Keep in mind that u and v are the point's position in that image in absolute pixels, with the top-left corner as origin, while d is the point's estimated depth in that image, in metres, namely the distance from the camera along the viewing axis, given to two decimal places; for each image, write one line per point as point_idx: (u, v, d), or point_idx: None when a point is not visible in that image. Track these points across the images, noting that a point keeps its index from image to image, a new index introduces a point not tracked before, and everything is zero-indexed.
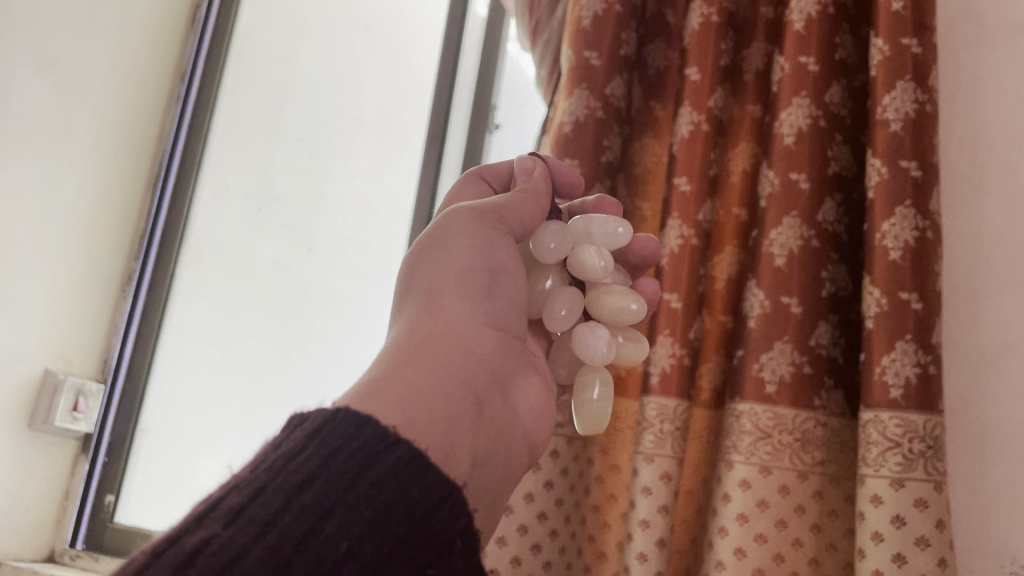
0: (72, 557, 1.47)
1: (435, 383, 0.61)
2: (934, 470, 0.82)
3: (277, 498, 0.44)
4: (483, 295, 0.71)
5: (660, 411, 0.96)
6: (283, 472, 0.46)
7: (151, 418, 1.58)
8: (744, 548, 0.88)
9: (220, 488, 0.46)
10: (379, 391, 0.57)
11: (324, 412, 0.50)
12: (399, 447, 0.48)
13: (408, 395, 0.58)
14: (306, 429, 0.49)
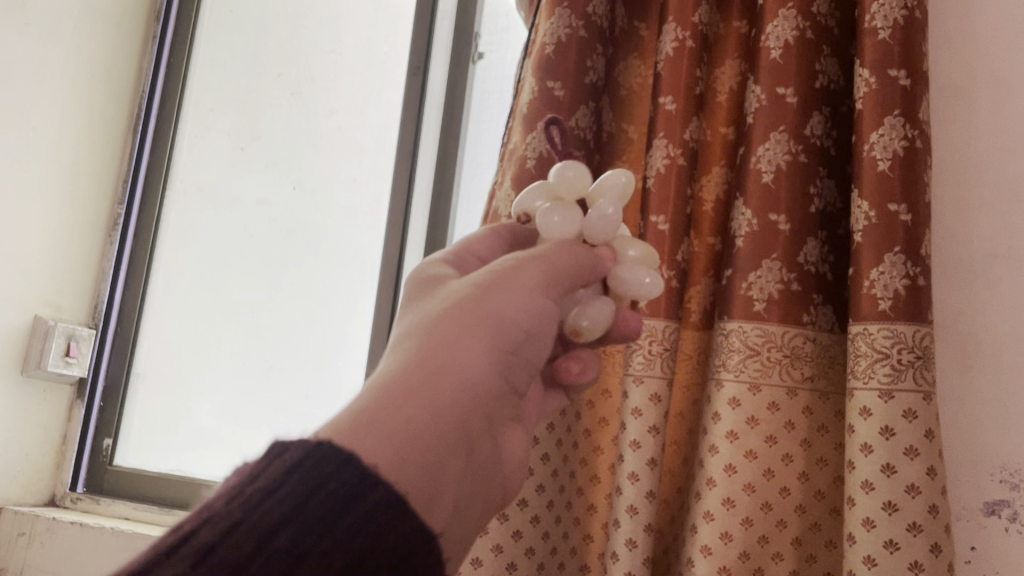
0: (73, 501, 1.49)
1: (453, 397, 0.53)
2: (923, 381, 0.82)
3: (249, 541, 0.41)
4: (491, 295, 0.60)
5: (649, 333, 0.96)
6: (259, 509, 0.42)
7: (144, 360, 1.58)
8: (733, 465, 0.89)
9: (191, 518, 0.43)
10: (376, 414, 0.49)
11: (307, 443, 0.46)
12: (380, 488, 0.45)
13: (413, 416, 0.50)
14: (286, 461, 0.45)
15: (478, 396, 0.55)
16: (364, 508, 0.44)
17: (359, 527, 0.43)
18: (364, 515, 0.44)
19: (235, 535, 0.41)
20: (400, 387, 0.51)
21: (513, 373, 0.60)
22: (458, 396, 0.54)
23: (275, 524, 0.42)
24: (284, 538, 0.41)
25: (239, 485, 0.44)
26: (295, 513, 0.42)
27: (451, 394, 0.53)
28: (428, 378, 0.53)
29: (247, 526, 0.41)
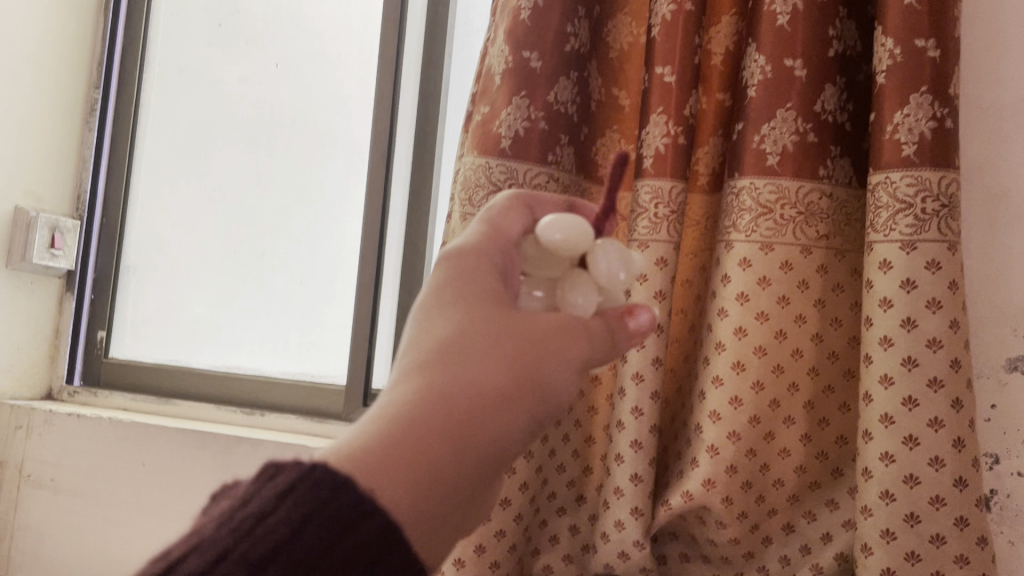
0: (72, 394, 1.47)
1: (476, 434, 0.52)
2: (949, 230, 0.77)
3: (241, 570, 0.40)
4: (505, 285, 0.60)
5: (654, 194, 0.90)
6: (250, 537, 0.41)
7: (134, 252, 1.54)
8: (744, 328, 0.85)
9: (181, 542, 0.42)
10: (404, 459, 0.47)
11: (301, 464, 0.45)
12: (376, 517, 0.44)
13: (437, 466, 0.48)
14: (278, 485, 0.44)
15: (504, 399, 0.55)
16: (356, 539, 0.42)
17: (351, 560, 0.42)
18: (356, 548, 0.42)
19: (226, 564, 0.40)
20: (429, 388, 0.52)
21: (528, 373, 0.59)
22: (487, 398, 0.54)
23: (264, 557, 0.41)
24: (276, 571, 0.40)
25: (232, 509, 0.43)
26: (285, 548, 0.41)
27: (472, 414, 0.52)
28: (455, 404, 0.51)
29: (237, 556, 0.40)
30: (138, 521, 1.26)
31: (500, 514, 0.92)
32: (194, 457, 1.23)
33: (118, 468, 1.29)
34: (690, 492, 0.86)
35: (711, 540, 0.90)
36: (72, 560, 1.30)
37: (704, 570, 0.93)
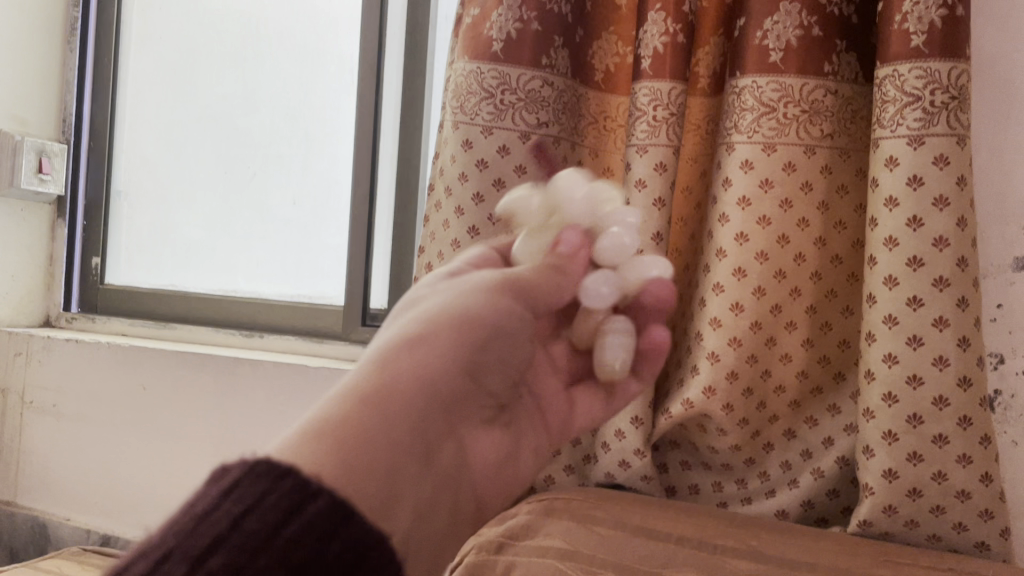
0: (69, 320, 1.47)
1: (411, 416, 0.54)
2: (957, 124, 0.74)
3: (182, 565, 0.41)
4: (465, 303, 0.60)
5: (653, 97, 0.87)
6: (192, 535, 0.43)
7: (125, 177, 1.51)
8: (745, 233, 0.83)
9: (130, 552, 0.43)
10: (319, 439, 0.49)
11: (242, 463, 0.47)
12: (318, 497, 0.46)
13: (372, 440, 0.51)
14: (221, 484, 0.46)
15: (435, 399, 0.56)
16: (299, 521, 0.44)
17: (297, 539, 0.43)
18: (302, 528, 0.44)
19: (168, 563, 0.41)
20: (373, 391, 0.53)
21: (477, 367, 0.60)
22: (418, 397, 0.55)
23: (207, 547, 0.42)
24: (216, 561, 0.41)
25: (178, 513, 0.45)
26: (227, 537, 0.43)
27: (406, 398, 0.54)
28: (394, 389, 0.54)
29: (179, 553, 0.42)
30: (142, 442, 1.27)
31: None
32: (195, 380, 1.23)
33: (119, 391, 1.29)
34: (690, 400, 0.86)
35: (712, 447, 0.90)
36: (78, 482, 1.32)
37: (705, 477, 0.93)
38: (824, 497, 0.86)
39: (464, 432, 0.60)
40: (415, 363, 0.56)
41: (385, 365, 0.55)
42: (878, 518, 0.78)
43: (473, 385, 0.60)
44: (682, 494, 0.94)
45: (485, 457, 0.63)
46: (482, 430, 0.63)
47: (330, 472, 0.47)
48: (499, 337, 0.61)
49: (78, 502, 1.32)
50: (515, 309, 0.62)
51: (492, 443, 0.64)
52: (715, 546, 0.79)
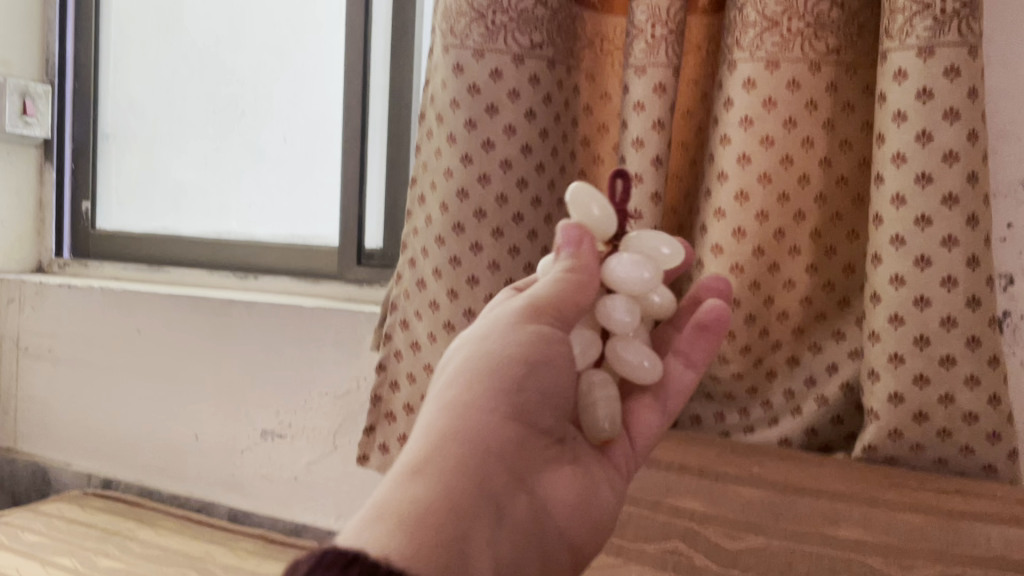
0: (61, 267, 1.46)
1: (466, 476, 0.48)
2: (968, 32, 0.71)
3: None
4: (501, 341, 0.55)
5: (651, 14, 0.83)
6: None
7: (112, 119, 1.48)
8: (748, 155, 0.80)
9: None
10: (385, 515, 0.44)
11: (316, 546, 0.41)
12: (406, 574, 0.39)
13: (433, 506, 0.45)
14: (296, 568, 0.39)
15: (488, 449, 0.51)
16: None
17: None
18: None
19: None
20: (422, 460, 0.49)
21: (525, 409, 0.55)
22: (467, 451, 0.50)
23: None
24: None
25: None
26: None
27: (456, 462, 0.49)
28: (441, 453, 0.49)
29: None
30: (139, 386, 1.26)
31: None
32: (189, 323, 1.22)
33: (113, 336, 1.27)
34: None
35: (714, 376, 0.88)
36: (77, 427, 1.31)
37: (706, 408, 0.91)
38: (827, 423, 0.85)
39: (526, 475, 0.54)
40: (457, 422, 0.51)
41: (431, 436, 0.50)
42: (882, 442, 0.77)
43: (525, 427, 0.55)
44: (684, 423, 0.92)
45: (560, 496, 0.57)
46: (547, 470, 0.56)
47: (397, 548, 0.42)
48: (543, 365, 0.55)
49: (78, 446, 1.31)
50: (551, 330, 0.56)
51: (565, 480, 0.57)
52: (717, 474, 0.78)
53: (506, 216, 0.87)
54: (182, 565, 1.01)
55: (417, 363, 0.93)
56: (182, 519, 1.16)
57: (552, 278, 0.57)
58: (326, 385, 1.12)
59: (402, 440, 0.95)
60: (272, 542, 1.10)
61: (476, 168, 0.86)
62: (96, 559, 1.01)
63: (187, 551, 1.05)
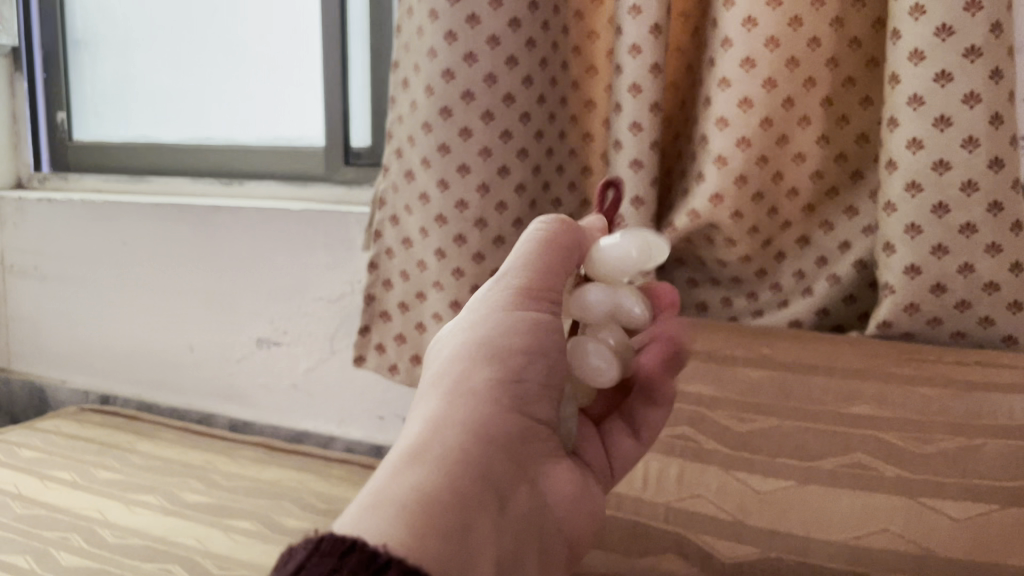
0: (41, 182, 1.43)
1: (464, 463, 0.45)
2: None
3: None
4: (495, 327, 0.51)
5: None
6: None
7: (81, 24, 1.40)
8: (754, 17, 0.74)
9: None
10: (386, 504, 0.40)
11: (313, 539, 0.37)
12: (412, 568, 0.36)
13: (435, 494, 0.42)
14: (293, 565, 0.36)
15: (489, 438, 0.47)
16: None
17: None
18: None
19: None
20: (421, 449, 0.45)
21: (522, 398, 0.50)
22: (467, 440, 0.46)
23: None
24: None
25: None
26: None
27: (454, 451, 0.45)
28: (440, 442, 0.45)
29: None
30: (129, 299, 1.23)
31: (494, 253, 0.85)
32: (174, 233, 1.17)
33: (99, 249, 1.23)
34: (696, 210, 0.80)
35: (720, 261, 0.85)
36: (69, 342, 1.29)
37: (713, 293, 0.89)
38: (840, 304, 0.82)
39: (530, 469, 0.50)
40: (457, 411, 0.48)
41: (431, 425, 0.47)
42: (897, 317, 0.74)
43: (524, 415, 0.50)
44: (689, 312, 0.90)
45: (559, 489, 0.52)
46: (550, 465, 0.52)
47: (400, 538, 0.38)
48: (540, 354, 0.51)
49: (72, 362, 1.29)
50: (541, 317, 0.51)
51: (567, 475, 0.53)
52: (724, 357, 0.75)
53: (497, 99, 0.82)
54: (182, 474, 1.00)
55: (410, 260, 0.89)
56: (182, 430, 1.14)
57: (528, 252, 0.52)
58: (319, 290, 1.09)
59: (398, 339, 0.92)
60: (273, 449, 1.08)
61: (462, 46, 0.80)
62: (94, 471, 0.99)
63: (187, 460, 1.04)
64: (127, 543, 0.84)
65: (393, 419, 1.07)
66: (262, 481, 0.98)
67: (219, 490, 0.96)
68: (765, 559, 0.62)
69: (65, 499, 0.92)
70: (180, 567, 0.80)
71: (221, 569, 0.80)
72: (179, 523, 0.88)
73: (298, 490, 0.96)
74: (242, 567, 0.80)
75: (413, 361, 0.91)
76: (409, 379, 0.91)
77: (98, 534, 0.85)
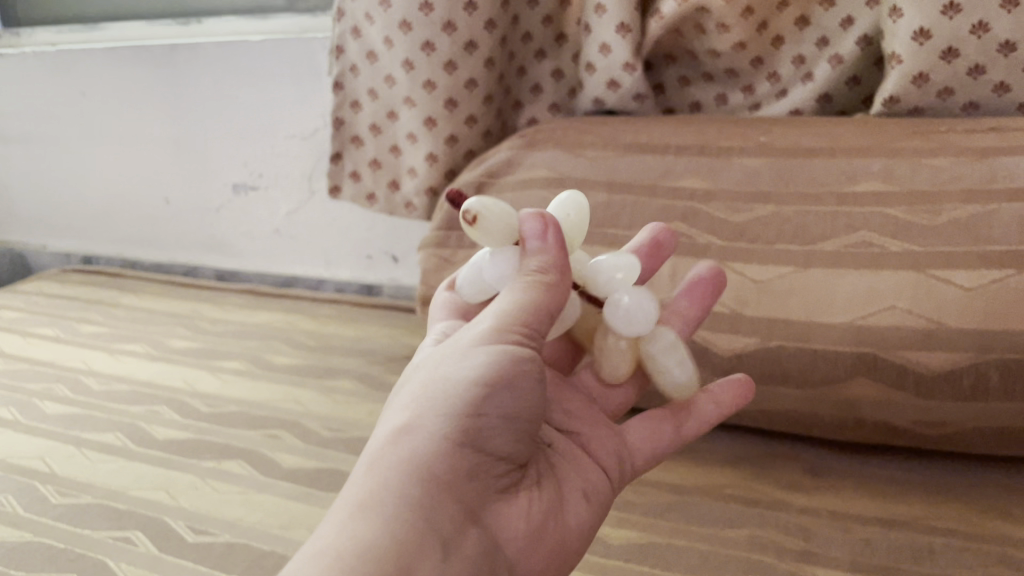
0: None
1: (399, 538, 0.32)
2: None
3: None
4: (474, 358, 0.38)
5: None
6: None
7: None
8: None
9: None
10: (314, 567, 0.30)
11: None
12: None
13: (365, 551, 0.31)
14: None
15: (443, 493, 0.34)
16: None
17: None
18: None
19: None
20: (368, 505, 0.33)
21: (480, 445, 0.37)
22: (417, 492, 0.34)
23: None
24: None
25: None
26: None
27: (393, 505, 0.33)
28: (377, 506, 0.33)
29: None
30: (97, 155, 1.18)
31: (467, 62, 0.78)
32: (132, 78, 1.10)
33: (58, 102, 1.17)
34: None
35: (711, 51, 0.78)
36: (44, 208, 1.27)
37: (706, 91, 0.82)
38: (843, 88, 0.76)
39: (492, 511, 0.37)
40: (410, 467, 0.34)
41: (374, 488, 0.34)
42: (905, 91, 0.68)
43: (484, 461, 0.37)
44: (683, 112, 0.84)
45: (523, 530, 0.38)
46: (526, 498, 0.39)
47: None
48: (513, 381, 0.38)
49: (50, 227, 1.28)
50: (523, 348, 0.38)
51: (534, 503, 0.39)
52: (721, 149, 0.68)
53: None
54: (168, 323, 0.97)
55: (377, 75, 0.82)
56: (167, 283, 1.11)
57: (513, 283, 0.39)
58: (289, 126, 1.02)
59: (373, 165, 0.88)
60: (260, 295, 1.05)
61: None
62: (77, 326, 0.97)
63: (173, 310, 1.01)
64: (113, 389, 0.82)
65: (382, 257, 1.03)
66: (250, 325, 0.96)
67: (206, 335, 0.93)
68: (765, 349, 0.60)
69: (49, 353, 0.90)
70: (166, 408, 0.78)
71: (208, 407, 0.78)
72: (166, 368, 0.86)
73: (287, 330, 0.94)
74: (229, 405, 0.78)
75: (392, 187, 0.88)
76: (389, 207, 0.89)
77: (83, 383, 0.83)
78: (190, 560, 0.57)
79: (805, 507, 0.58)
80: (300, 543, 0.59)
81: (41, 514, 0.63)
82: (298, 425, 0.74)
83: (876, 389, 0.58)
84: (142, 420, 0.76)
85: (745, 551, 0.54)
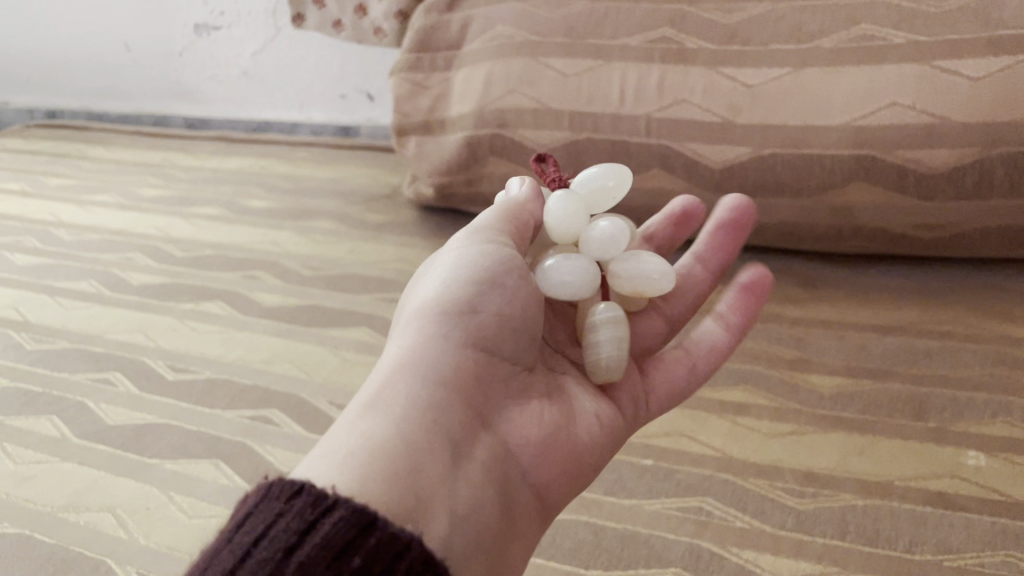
0: None
1: (407, 428, 0.30)
2: None
3: None
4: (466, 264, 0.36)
5: None
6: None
7: None
8: None
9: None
10: (325, 456, 0.28)
11: (279, 480, 0.26)
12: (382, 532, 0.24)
13: (371, 439, 0.29)
14: (259, 507, 0.25)
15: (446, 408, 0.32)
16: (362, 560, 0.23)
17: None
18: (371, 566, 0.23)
19: None
20: (374, 405, 0.31)
21: (490, 350, 0.35)
22: (424, 389, 0.32)
23: None
24: None
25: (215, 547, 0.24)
26: None
27: (401, 395, 0.31)
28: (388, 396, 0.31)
29: None
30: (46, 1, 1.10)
31: None
32: None
33: None
34: None
35: None
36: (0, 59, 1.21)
37: None
38: None
39: (499, 413, 0.34)
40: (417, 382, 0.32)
41: (381, 391, 0.32)
42: None
43: (494, 357, 0.35)
44: None
45: (540, 427, 0.35)
46: (542, 399, 0.36)
47: (358, 479, 0.27)
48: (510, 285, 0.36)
49: (11, 79, 1.23)
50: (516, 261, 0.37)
51: (550, 405, 0.36)
52: None
53: None
54: (138, 173, 0.93)
55: None
56: (136, 133, 1.07)
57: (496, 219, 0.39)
58: None
59: None
60: (233, 140, 1.01)
61: None
62: (44, 180, 0.93)
63: (143, 161, 0.97)
64: (85, 238, 0.79)
65: (357, 96, 0.98)
66: (223, 171, 0.92)
67: (178, 183, 0.90)
68: (759, 158, 0.57)
69: (16, 206, 0.87)
70: (140, 254, 0.76)
71: (184, 252, 0.75)
72: (138, 216, 0.83)
73: (262, 174, 0.90)
74: (205, 249, 0.76)
75: (359, 13, 0.82)
76: (358, 36, 0.83)
77: (53, 234, 0.80)
78: (173, 398, 0.56)
79: (798, 319, 0.56)
80: (284, 376, 0.57)
81: (17, 361, 0.62)
82: (276, 265, 0.72)
83: (875, 194, 0.55)
84: (116, 267, 0.74)
85: (737, 363, 0.53)
